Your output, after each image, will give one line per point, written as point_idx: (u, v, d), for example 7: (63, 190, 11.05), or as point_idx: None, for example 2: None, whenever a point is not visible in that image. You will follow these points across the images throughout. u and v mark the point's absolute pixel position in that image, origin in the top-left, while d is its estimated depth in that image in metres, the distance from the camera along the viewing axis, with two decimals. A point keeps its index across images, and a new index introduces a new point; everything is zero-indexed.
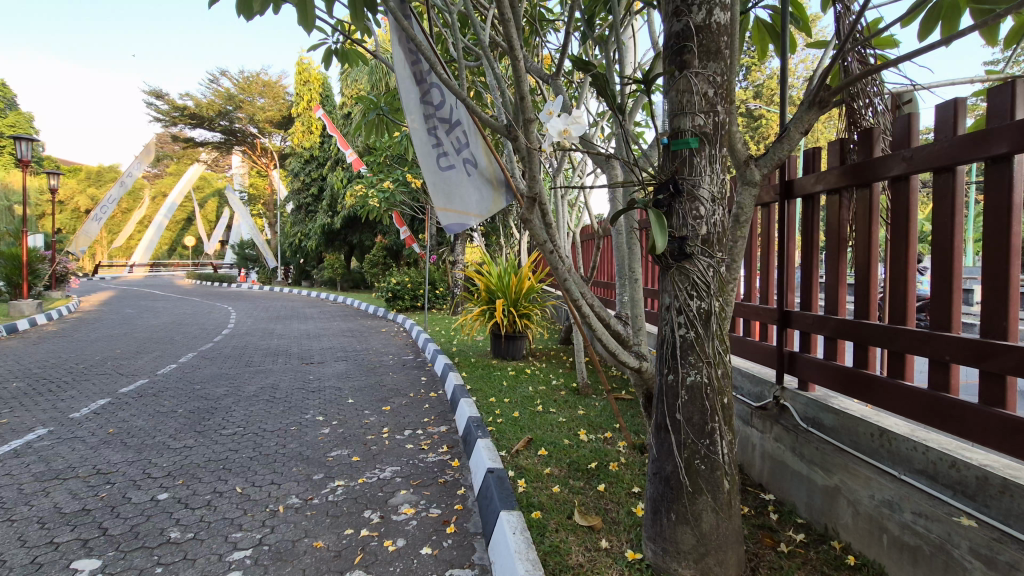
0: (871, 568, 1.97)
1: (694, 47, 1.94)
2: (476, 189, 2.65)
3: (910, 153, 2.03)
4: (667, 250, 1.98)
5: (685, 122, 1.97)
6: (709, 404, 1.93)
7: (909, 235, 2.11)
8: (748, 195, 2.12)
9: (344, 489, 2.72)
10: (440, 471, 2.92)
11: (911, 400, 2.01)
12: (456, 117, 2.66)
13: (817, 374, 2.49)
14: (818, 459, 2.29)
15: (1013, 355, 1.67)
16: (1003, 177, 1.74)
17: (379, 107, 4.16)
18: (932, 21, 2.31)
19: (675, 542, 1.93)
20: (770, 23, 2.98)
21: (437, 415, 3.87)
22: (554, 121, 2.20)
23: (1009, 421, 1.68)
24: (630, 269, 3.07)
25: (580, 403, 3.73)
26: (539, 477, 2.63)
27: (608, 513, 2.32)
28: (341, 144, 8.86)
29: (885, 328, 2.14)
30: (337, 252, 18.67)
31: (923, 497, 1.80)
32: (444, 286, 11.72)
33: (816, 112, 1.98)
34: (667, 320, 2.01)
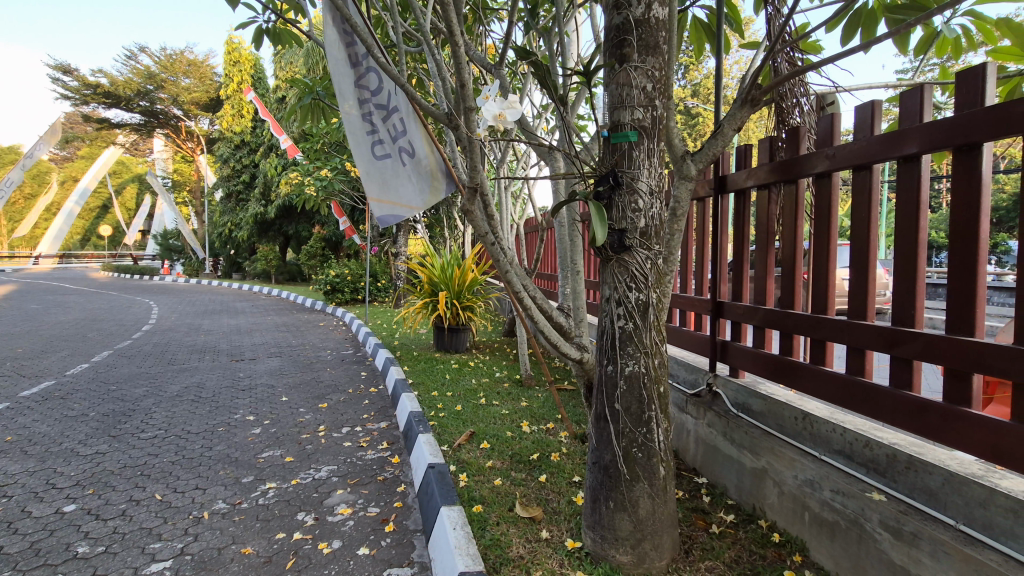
0: (794, 544, 2.09)
1: (633, 41, 1.96)
2: (412, 180, 2.59)
3: (831, 151, 2.14)
4: (606, 243, 1.99)
5: (624, 116, 1.98)
6: (646, 394, 1.97)
7: (830, 229, 2.24)
8: (685, 189, 2.17)
9: (275, 492, 2.59)
10: (379, 469, 2.84)
11: (830, 384, 2.15)
12: (394, 104, 2.58)
13: (747, 361, 2.61)
14: (747, 443, 2.40)
15: (919, 342, 1.80)
16: (912, 176, 1.86)
17: (314, 91, 3.95)
18: (851, 28, 2.46)
19: (613, 529, 1.96)
20: (707, 23, 3.07)
21: (376, 412, 3.76)
22: (490, 105, 2.16)
23: (914, 403, 1.81)
24: (572, 262, 3.08)
25: (523, 394, 3.75)
26: (481, 470, 2.61)
27: (549, 503, 2.34)
28: (274, 130, 8.42)
29: (808, 317, 2.26)
30: (272, 243, 17.85)
31: (840, 475, 1.92)
32: (387, 279, 11.49)
33: (747, 110, 2.04)
34: (607, 312, 2.03)
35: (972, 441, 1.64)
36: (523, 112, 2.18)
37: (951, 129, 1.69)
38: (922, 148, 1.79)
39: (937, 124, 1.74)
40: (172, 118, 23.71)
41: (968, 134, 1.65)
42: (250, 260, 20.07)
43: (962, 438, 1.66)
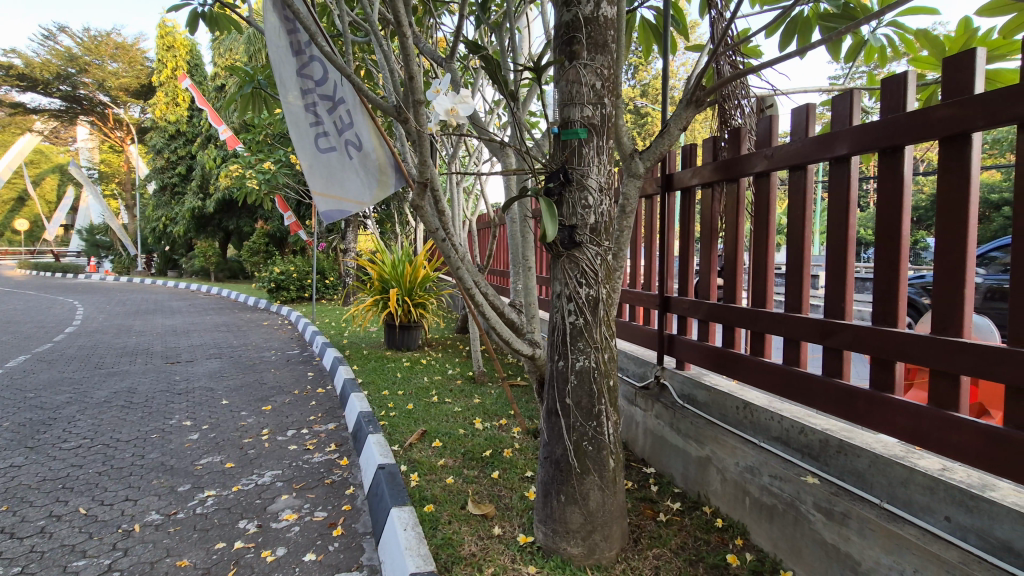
0: (736, 528, 2.18)
1: (582, 38, 1.98)
2: (359, 173, 2.52)
3: (770, 152, 2.23)
4: (557, 239, 2.01)
5: (574, 113, 1.99)
6: (596, 387, 2.00)
7: (768, 226, 2.34)
8: (633, 187, 2.21)
9: (215, 499, 2.47)
10: (327, 472, 2.76)
11: (768, 374, 2.25)
12: (340, 94, 2.49)
13: (693, 354, 2.69)
14: (692, 432, 2.48)
15: (849, 333, 1.91)
16: (843, 175, 1.97)
17: (256, 80, 3.76)
18: (788, 35, 2.57)
19: (564, 522, 1.98)
20: (654, 24, 3.13)
21: (324, 413, 3.65)
22: (441, 100, 2.11)
23: (844, 390, 1.92)
24: (523, 258, 3.08)
25: (475, 391, 3.73)
26: (433, 469, 2.58)
27: (501, 500, 2.33)
28: (213, 120, 7.98)
29: (748, 310, 2.36)
30: (211, 239, 16.98)
31: (778, 461, 2.01)
32: (335, 276, 11.19)
33: (692, 110, 2.10)
34: (558, 307, 2.05)
35: (894, 424, 1.75)
36: (475, 107, 2.16)
37: (878, 132, 1.80)
38: (852, 150, 1.89)
39: (865, 128, 1.84)
40: (98, 105, 22.11)
41: (892, 137, 1.76)
42: (187, 257, 19.03)
43: (886, 422, 1.78)
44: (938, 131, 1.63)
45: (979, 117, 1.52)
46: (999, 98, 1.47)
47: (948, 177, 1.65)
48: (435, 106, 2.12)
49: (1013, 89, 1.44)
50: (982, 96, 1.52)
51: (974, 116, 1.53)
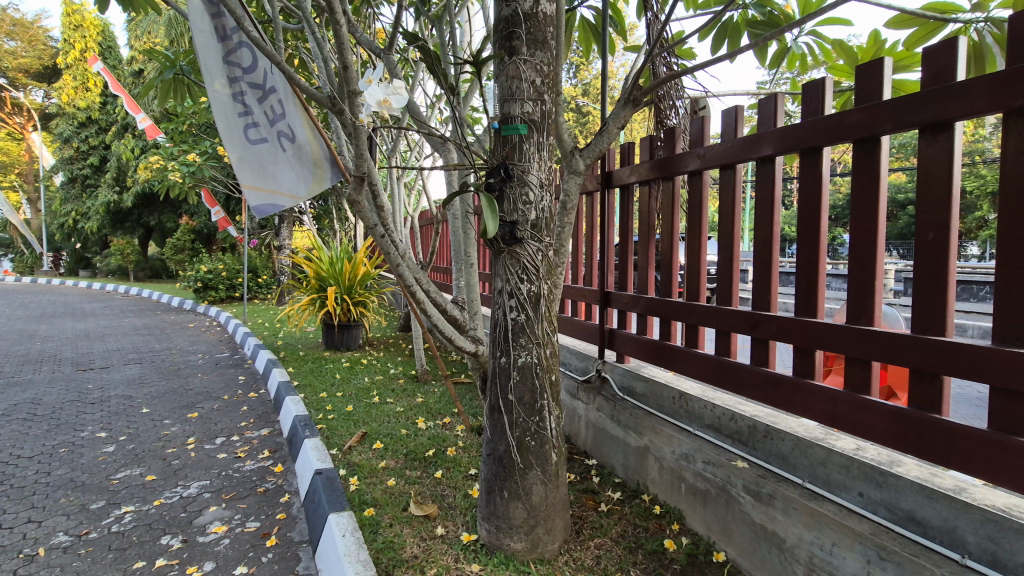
0: (673, 514, 2.25)
1: (522, 34, 1.97)
2: (292, 166, 2.41)
3: (702, 151, 2.32)
4: (498, 235, 1.99)
5: (514, 108, 1.99)
6: (538, 383, 2.01)
7: (701, 222, 2.44)
8: (574, 184, 2.23)
9: (133, 516, 2.29)
10: (260, 480, 2.63)
11: (701, 364, 2.34)
12: (270, 83, 2.38)
13: (632, 347, 2.76)
14: (631, 423, 2.55)
15: (775, 324, 2.01)
16: (768, 174, 2.07)
17: (177, 65, 3.50)
18: (720, 38, 2.68)
19: (507, 518, 1.98)
20: (593, 23, 3.17)
21: (257, 418, 3.48)
22: (373, 90, 2.08)
23: (770, 377, 2.03)
24: (466, 254, 3.05)
25: (418, 390, 3.67)
26: (374, 472, 2.51)
27: (445, 499, 2.31)
28: (130, 107, 7.40)
29: (683, 304, 2.44)
30: (129, 236, 15.77)
31: (711, 447, 2.10)
32: (269, 274, 10.70)
33: (630, 109, 2.14)
34: (500, 304, 2.04)
35: (814, 409, 1.87)
36: (409, 98, 2.14)
37: (799, 134, 1.90)
38: (776, 150, 1.99)
39: (788, 129, 1.94)
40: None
41: (811, 139, 1.87)
42: (102, 255, 17.59)
43: (807, 407, 1.89)
44: (851, 134, 1.75)
45: (886, 122, 1.64)
46: (904, 105, 1.59)
47: (860, 178, 1.77)
48: (367, 97, 2.09)
49: (916, 97, 1.57)
50: (888, 102, 1.64)
51: (882, 121, 1.66)
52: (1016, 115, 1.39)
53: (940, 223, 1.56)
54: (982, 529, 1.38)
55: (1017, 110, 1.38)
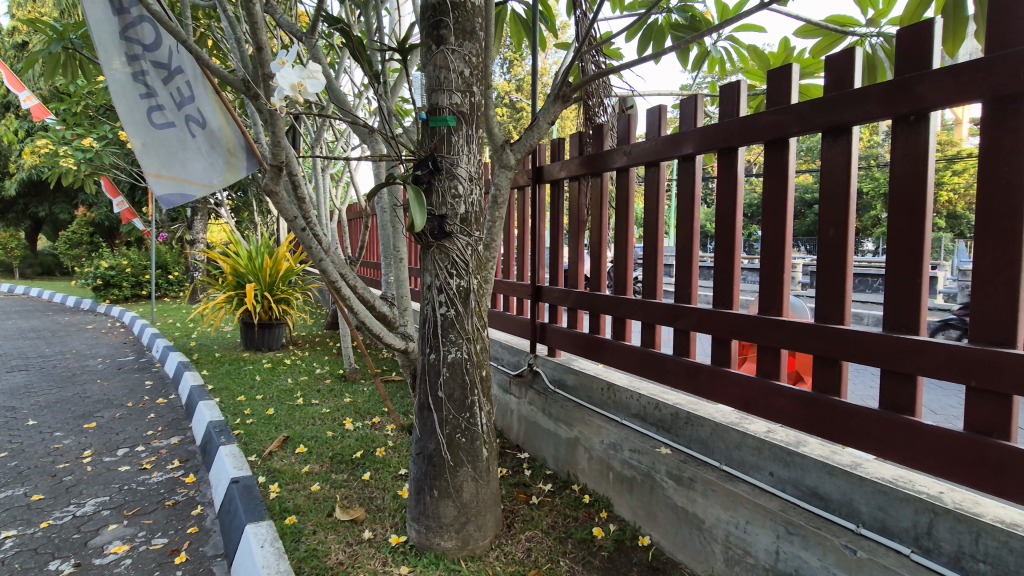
0: (601, 502, 2.31)
1: (449, 23, 1.93)
2: (202, 153, 2.22)
3: (628, 149, 2.38)
4: (426, 229, 1.94)
5: (442, 99, 1.94)
6: (468, 379, 1.99)
7: (628, 218, 2.50)
8: (505, 178, 2.22)
9: (15, 541, 2.05)
10: (168, 492, 2.43)
11: (628, 356, 2.41)
12: (177, 63, 2.20)
13: (562, 341, 2.80)
14: (562, 416, 2.59)
15: (696, 315, 2.10)
16: (689, 172, 2.15)
17: (66, 38, 3.14)
18: (645, 40, 2.75)
19: (437, 517, 1.94)
20: (524, 17, 3.16)
21: (166, 426, 3.22)
22: (285, 71, 1.75)
23: (691, 367, 2.12)
24: (395, 249, 2.96)
25: (346, 390, 3.54)
26: (296, 477, 2.39)
27: (373, 501, 2.24)
28: (12, 84, 6.60)
29: (611, 297, 2.50)
30: (13, 228, 14.12)
31: (637, 436, 2.17)
32: (181, 271, 9.96)
33: (559, 105, 2.16)
34: (429, 299, 1.99)
35: (730, 395, 1.97)
36: (328, 83, 1.83)
37: (717, 133, 1.99)
38: (695, 149, 2.08)
39: (707, 129, 2.03)
40: None
41: (727, 139, 1.96)
42: None
43: (723, 394, 1.99)
44: (763, 134, 1.85)
45: (794, 124, 1.75)
46: (809, 110, 1.70)
47: (771, 177, 1.87)
48: (279, 79, 1.76)
49: (819, 102, 1.68)
50: (796, 106, 1.74)
51: (790, 123, 1.76)
52: (904, 122, 1.51)
53: (840, 220, 1.68)
54: (874, 499, 1.51)
55: (904, 118, 1.51)
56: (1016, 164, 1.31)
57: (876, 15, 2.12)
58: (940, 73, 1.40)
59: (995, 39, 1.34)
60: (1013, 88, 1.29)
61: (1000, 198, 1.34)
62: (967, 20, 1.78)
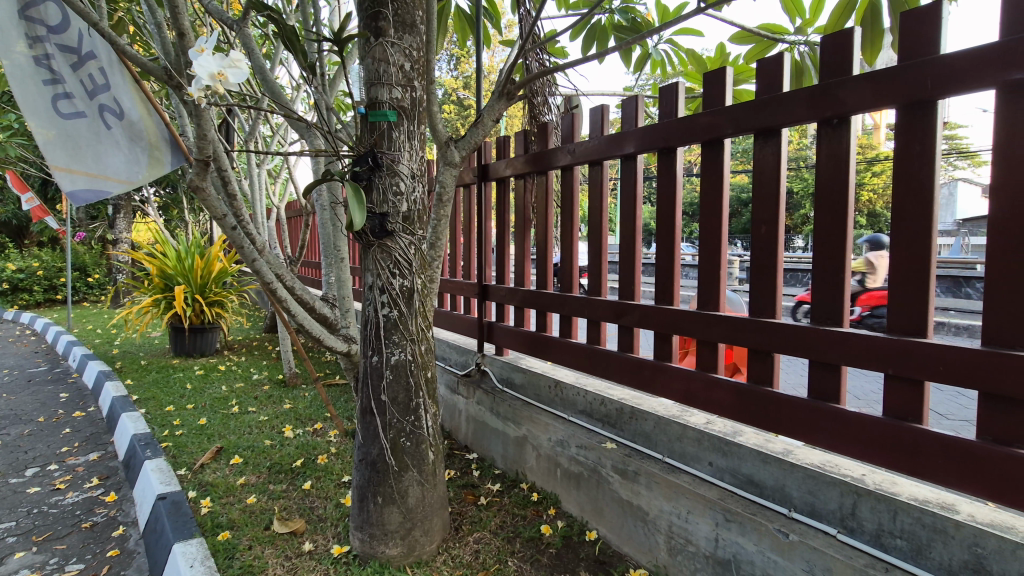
0: (549, 499, 2.33)
1: (388, 15, 1.88)
2: (120, 146, 2.04)
3: (572, 148, 2.39)
4: (366, 227, 1.88)
5: (381, 93, 1.88)
6: (413, 381, 1.94)
7: (572, 216, 2.52)
8: (450, 176, 2.18)
9: None
10: (84, 514, 2.25)
11: (574, 353, 2.43)
12: (88, 47, 2.02)
13: (509, 339, 2.80)
14: (510, 415, 2.58)
15: (639, 312, 2.13)
16: (631, 171, 2.19)
17: None
18: (589, 40, 2.78)
19: (381, 524, 1.89)
20: (468, 13, 3.12)
21: (83, 442, 2.98)
22: (202, 57, 1.46)
23: (635, 362, 2.15)
24: (335, 248, 2.86)
25: (286, 396, 3.40)
26: (230, 491, 2.26)
27: (314, 511, 2.15)
28: None
29: (557, 295, 2.51)
30: None
31: (583, 432, 2.19)
32: (102, 273, 9.29)
33: (504, 103, 2.13)
34: (370, 300, 1.93)
35: (672, 389, 2.02)
36: (253, 74, 1.56)
37: (656, 133, 2.03)
38: (636, 148, 2.11)
39: (647, 129, 2.07)
40: None
41: (666, 139, 2.00)
42: None
43: (665, 388, 2.04)
44: (700, 135, 1.90)
45: (728, 125, 1.81)
46: (742, 112, 1.76)
47: (708, 177, 1.93)
48: (194, 66, 1.47)
49: (751, 105, 1.74)
50: (729, 108, 1.80)
51: (724, 125, 1.82)
52: (827, 125, 1.59)
53: (771, 218, 1.75)
54: (804, 484, 1.58)
55: (828, 121, 1.59)
56: (926, 166, 1.40)
57: (803, 24, 2.22)
58: (860, 79, 1.48)
59: (907, 49, 1.42)
60: (923, 95, 1.38)
61: (912, 198, 1.43)
62: (883, 32, 1.90)
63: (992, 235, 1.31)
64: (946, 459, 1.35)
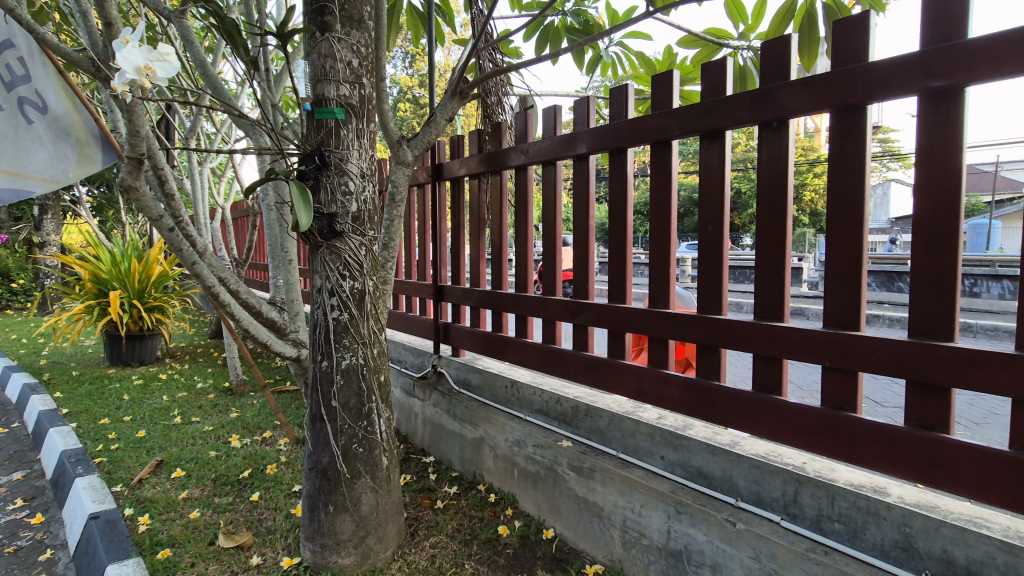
0: (506, 499, 2.33)
1: (334, 10, 1.83)
2: (43, 142, 1.95)
3: (526, 148, 2.40)
4: (313, 228, 1.81)
5: (328, 90, 1.83)
6: (365, 386, 1.90)
7: (526, 216, 2.53)
8: (402, 175, 2.14)
9: None
10: (7, 538, 2.09)
11: (529, 352, 2.44)
12: (11, 35, 1.94)
13: (466, 340, 2.78)
14: (466, 416, 2.57)
15: (592, 311, 2.16)
16: (583, 170, 2.21)
17: None
18: (542, 41, 2.79)
19: (333, 533, 1.84)
20: (420, 11, 3.07)
21: (6, 460, 2.77)
22: (126, 49, 1.37)
23: (590, 360, 2.18)
24: (283, 250, 2.77)
25: (232, 404, 3.27)
26: (171, 506, 2.15)
27: (262, 523, 2.08)
28: None
29: (513, 295, 2.51)
30: None
31: (539, 431, 2.20)
32: (28, 278, 8.67)
33: (457, 102, 2.11)
34: (319, 303, 1.87)
35: (625, 386, 2.05)
36: (184, 68, 1.46)
37: (607, 134, 2.06)
38: (588, 149, 2.13)
39: (599, 130, 2.09)
40: None
41: (617, 140, 2.03)
42: None
43: (619, 385, 2.07)
44: (648, 136, 1.94)
45: (675, 126, 1.85)
46: (688, 113, 1.81)
47: (657, 176, 1.97)
48: (118, 59, 1.38)
49: (697, 107, 1.79)
50: (676, 110, 1.85)
51: (672, 127, 1.86)
52: (767, 128, 1.65)
53: (716, 217, 1.81)
54: (750, 474, 1.64)
55: (768, 124, 1.65)
56: (856, 168, 1.48)
57: (746, 30, 2.30)
58: (797, 84, 1.55)
59: (840, 56, 1.49)
60: (854, 100, 1.45)
61: (844, 198, 1.50)
62: (819, 40, 1.99)
63: (915, 234, 1.39)
64: (878, 445, 1.42)
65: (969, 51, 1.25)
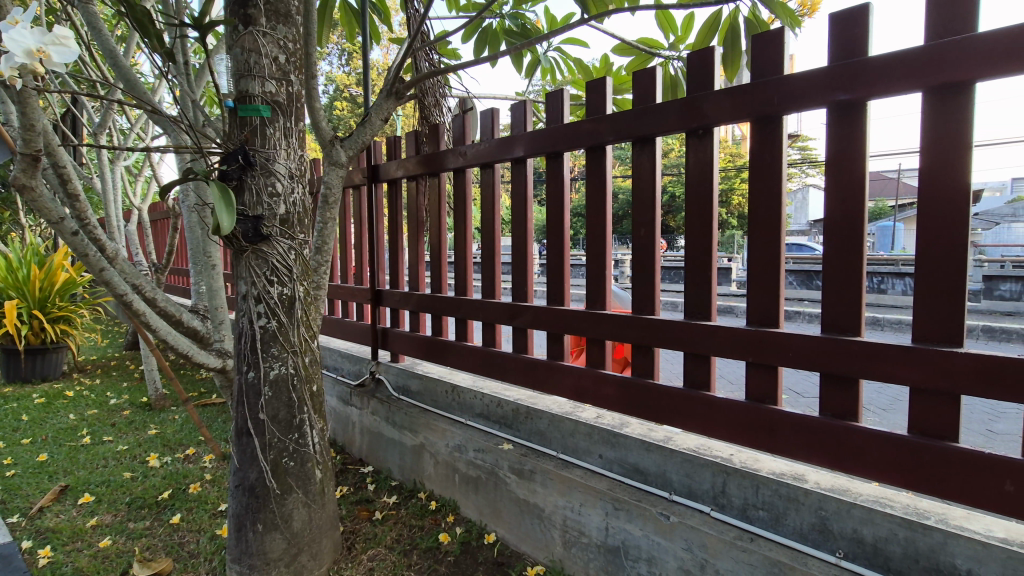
0: (447, 506, 2.30)
1: (259, 3, 1.74)
2: None
3: (464, 150, 2.38)
4: (237, 231, 1.71)
5: (252, 86, 1.74)
6: (295, 397, 1.82)
7: (465, 219, 2.51)
8: (335, 177, 2.06)
9: None
10: None
11: (470, 355, 2.42)
12: None
13: (405, 345, 2.73)
14: (406, 422, 2.51)
15: (532, 313, 2.17)
16: (521, 174, 2.22)
17: None
18: (481, 44, 2.78)
19: (262, 553, 1.75)
20: (355, 7, 2.98)
21: None
22: (13, 30, 1.23)
23: (530, 362, 2.19)
24: (206, 254, 2.61)
25: (150, 421, 3.04)
26: (77, 535, 1.97)
27: (183, 547, 1.94)
28: None
29: (452, 298, 2.49)
30: None
31: (480, 435, 2.19)
32: None
33: (392, 102, 2.06)
34: (244, 311, 1.77)
35: (564, 387, 2.08)
36: (85, 55, 1.33)
37: (543, 137, 2.09)
38: (526, 152, 2.15)
39: (536, 133, 2.11)
40: None
41: (553, 144, 2.06)
42: None
43: (558, 386, 2.09)
44: (583, 141, 1.97)
45: (609, 132, 1.89)
46: (621, 119, 1.85)
47: (593, 180, 2.01)
48: (4, 40, 1.23)
49: (629, 113, 1.83)
50: (609, 116, 1.89)
51: (606, 132, 1.90)
52: (694, 136, 1.73)
53: (648, 221, 1.86)
54: (682, 468, 1.70)
55: (694, 132, 1.72)
56: (774, 175, 1.57)
57: (676, 40, 2.39)
58: (720, 94, 1.62)
59: (758, 69, 1.57)
60: (770, 110, 1.53)
61: (764, 203, 1.59)
62: (741, 53, 2.08)
63: (827, 237, 1.49)
64: (796, 434, 1.51)
65: (870, 68, 1.35)
